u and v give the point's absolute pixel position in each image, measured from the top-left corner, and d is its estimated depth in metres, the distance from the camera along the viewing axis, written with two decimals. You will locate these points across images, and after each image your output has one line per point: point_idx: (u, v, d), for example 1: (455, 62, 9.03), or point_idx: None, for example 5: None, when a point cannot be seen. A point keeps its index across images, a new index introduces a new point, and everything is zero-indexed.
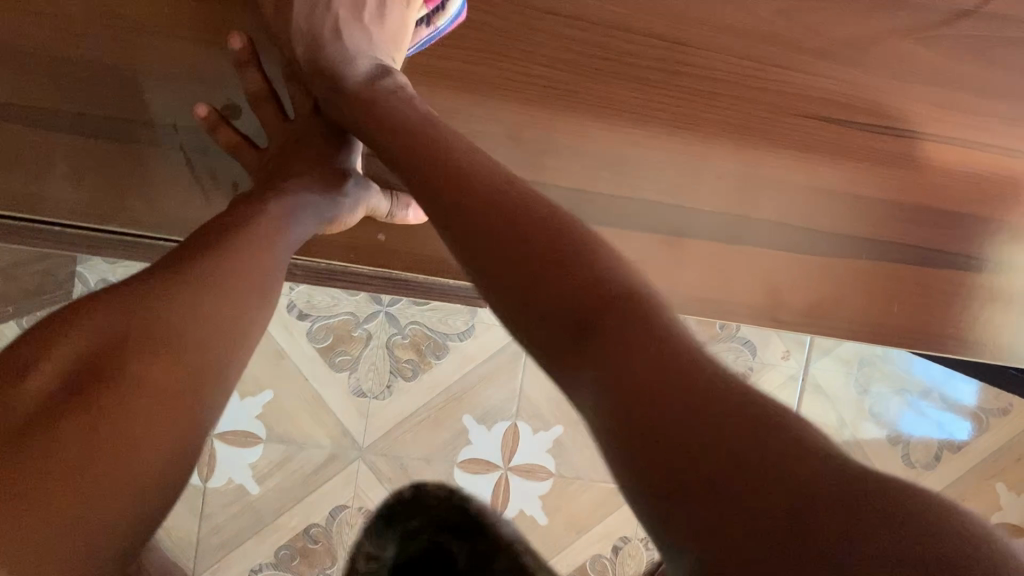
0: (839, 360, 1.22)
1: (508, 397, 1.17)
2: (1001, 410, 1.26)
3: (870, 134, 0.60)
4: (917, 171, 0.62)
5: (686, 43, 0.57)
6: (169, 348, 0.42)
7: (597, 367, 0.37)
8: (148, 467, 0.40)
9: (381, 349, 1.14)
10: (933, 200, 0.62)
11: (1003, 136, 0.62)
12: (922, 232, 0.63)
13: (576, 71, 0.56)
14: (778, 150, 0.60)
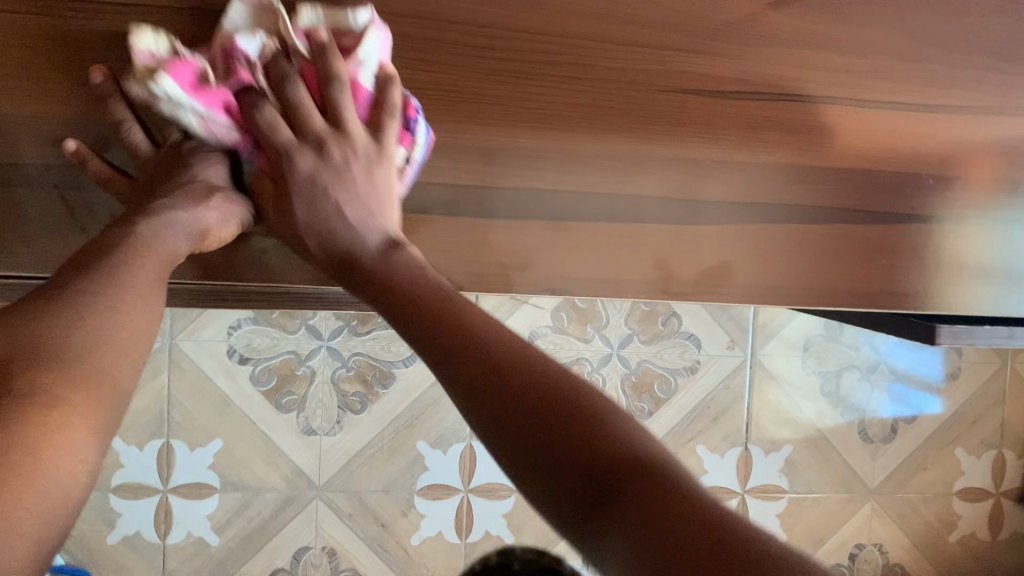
0: (783, 343, 1.22)
1: (461, 418, 1.16)
2: (950, 376, 1.26)
3: (740, 103, 0.62)
4: (792, 134, 0.63)
5: (548, 34, 0.58)
6: (58, 363, 0.40)
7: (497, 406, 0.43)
8: (65, 468, 0.36)
9: (327, 385, 1.13)
10: (816, 161, 0.64)
11: (867, 91, 0.64)
12: (807, 191, 0.64)
13: (444, 73, 0.57)
14: (650, 126, 0.61)
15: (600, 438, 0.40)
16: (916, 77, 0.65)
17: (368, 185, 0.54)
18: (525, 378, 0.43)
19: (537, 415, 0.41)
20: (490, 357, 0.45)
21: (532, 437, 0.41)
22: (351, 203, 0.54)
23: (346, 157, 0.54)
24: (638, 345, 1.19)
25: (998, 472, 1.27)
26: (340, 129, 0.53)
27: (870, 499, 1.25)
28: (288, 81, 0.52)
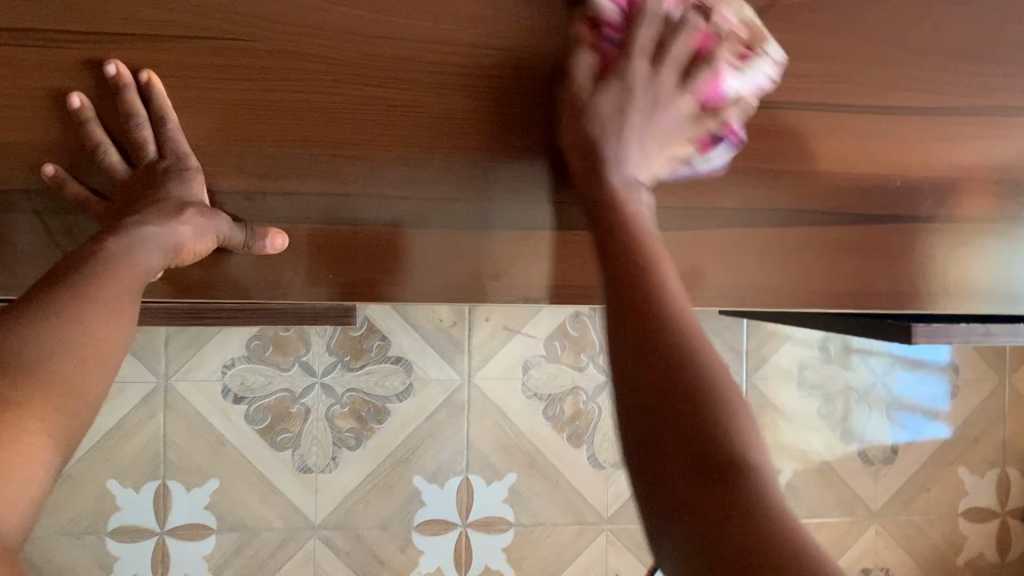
0: (778, 367, 1.22)
1: (457, 452, 1.16)
2: (948, 394, 1.25)
3: (709, 109, 0.61)
4: (768, 138, 0.63)
5: (514, 50, 0.58)
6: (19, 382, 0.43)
7: (655, 363, 0.45)
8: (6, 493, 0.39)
9: (322, 422, 1.13)
10: (795, 164, 0.63)
11: (844, 96, 0.63)
12: (781, 195, 0.64)
13: (413, 88, 0.57)
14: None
15: (717, 400, 0.44)
16: (891, 74, 0.63)
17: (614, 121, 0.56)
18: (675, 369, 0.44)
19: (677, 373, 0.44)
20: (666, 323, 0.47)
21: (665, 394, 0.44)
22: (611, 126, 0.56)
23: (649, 79, 0.57)
24: None
25: (1003, 491, 1.26)
26: (637, 56, 0.56)
27: (874, 522, 1.24)
28: (679, 3, 0.57)
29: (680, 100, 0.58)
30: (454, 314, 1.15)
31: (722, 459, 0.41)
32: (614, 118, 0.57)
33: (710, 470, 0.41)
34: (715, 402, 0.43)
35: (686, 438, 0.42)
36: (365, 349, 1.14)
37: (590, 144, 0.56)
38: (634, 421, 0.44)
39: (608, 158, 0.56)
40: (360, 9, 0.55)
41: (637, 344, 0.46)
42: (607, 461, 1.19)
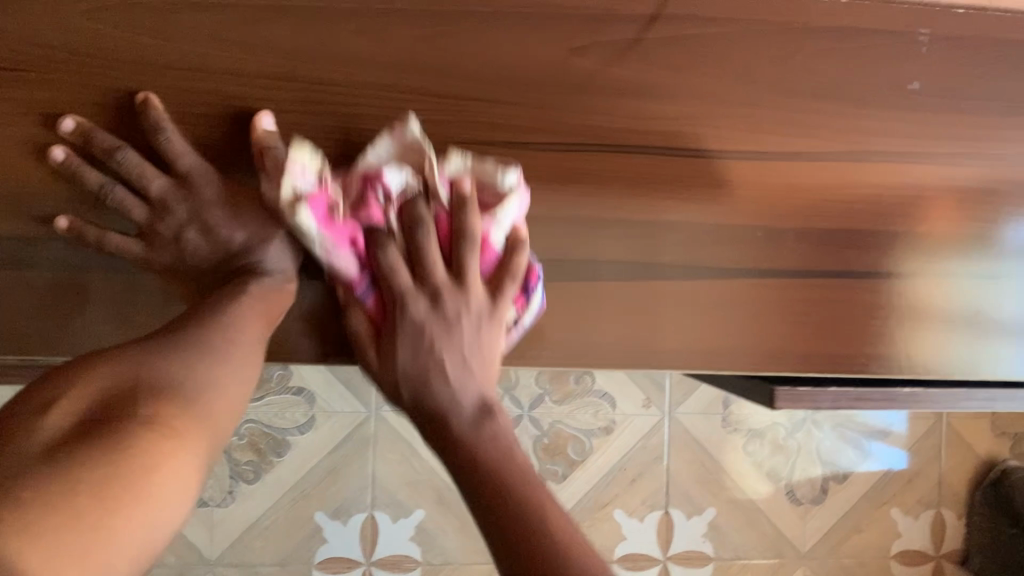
0: (702, 403, 1.17)
1: (361, 487, 1.10)
2: (882, 432, 1.20)
3: (540, 152, 0.59)
4: (605, 183, 0.61)
5: (330, 83, 0.54)
6: (181, 401, 0.46)
7: (491, 511, 0.48)
8: (174, 497, 0.41)
9: (219, 454, 1.08)
10: (638, 209, 0.62)
11: (688, 136, 0.61)
12: (628, 243, 0.62)
13: (182, 113, 0.53)
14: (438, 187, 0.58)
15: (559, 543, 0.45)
16: (749, 120, 0.61)
17: (473, 349, 0.56)
18: (508, 523, 0.47)
19: (517, 526, 0.46)
20: (506, 483, 0.49)
21: (506, 550, 0.46)
22: (454, 358, 0.55)
23: (460, 314, 0.56)
24: (549, 406, 1.14)
25: (937, 532, 1.21)
26: (454, 288, 0.56)
27: (802, 563, 1.19)
28: (400, 209, 0.56)
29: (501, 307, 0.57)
30: None
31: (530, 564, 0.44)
32: (428, 359, 0.55)
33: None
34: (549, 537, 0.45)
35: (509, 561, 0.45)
36: (266, 379, 1.08)
37: (420, 390, 0.55)
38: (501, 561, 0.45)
39: (450, 405, 0.54)
40: (150, 37, 0.51)
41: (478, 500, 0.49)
42: None
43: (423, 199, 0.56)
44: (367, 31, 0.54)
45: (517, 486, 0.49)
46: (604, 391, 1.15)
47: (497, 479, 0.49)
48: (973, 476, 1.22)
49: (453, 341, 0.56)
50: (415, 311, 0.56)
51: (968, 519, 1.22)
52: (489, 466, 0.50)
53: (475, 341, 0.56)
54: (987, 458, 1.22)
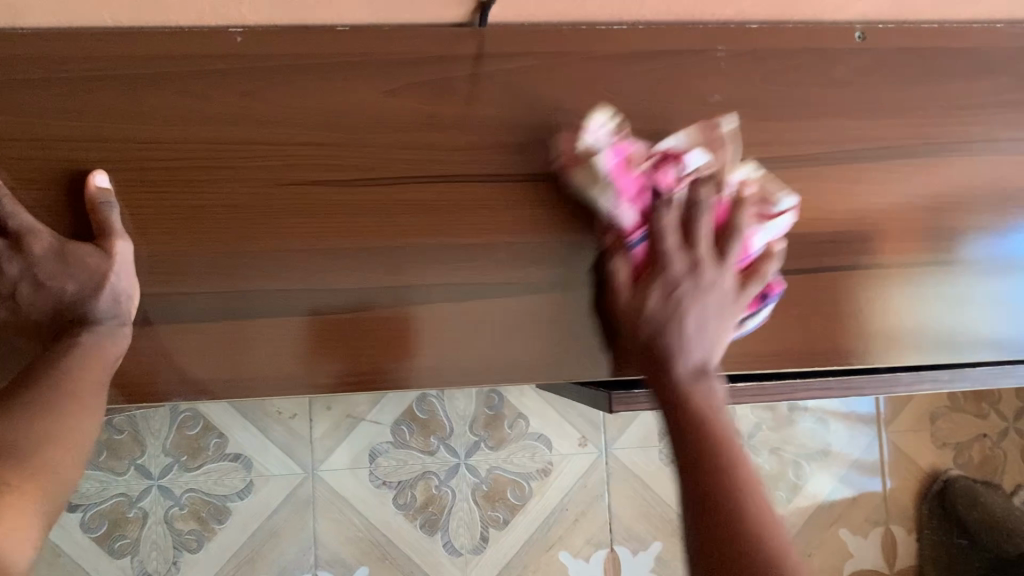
0: (638, 436, 1.19)
1: (303, 548, 1.12)
2: (821, 452, 1.20)
3: (390, 187, 0.62)
4: (445, 213, 0.63)
5: (166, 141, 0.59)
6: (15, 462, 0.48)
7: (715, 477, 0.49)
8: (22, 537, 0.44)
9: (161, 526, 1.10)
10: (484, 234, 0.63)
11: (520, 163, 0.64)
12: (478, 268, 0.63)
13: (27, 172, 0.58)
14: (303, 228, 0.61)
15: (735, 469, 0.50)
16: (579, 141, 0.65)
17: (693, 293, 0.59)
18: (710, 476, 0.49)
19: (703, 467, 0.50)
20: (686, 441, 0.52)
21: (701, 491, 0.49)
22: (699, 320, 0.58)
23: (691, 268, 0.59)
24: (486, 453, 1.16)
25: (890, 551, 1.20)
26: (673, 276, 0.59)
27: None
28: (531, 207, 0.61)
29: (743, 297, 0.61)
30: (295, 405, 1.13)
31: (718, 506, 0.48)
32: (675, 307, 0.58)
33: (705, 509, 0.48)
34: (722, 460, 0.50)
35: (699, 505, 0.48)
36: (204, 446, 1.11)
37: (660, 330, 0.58)
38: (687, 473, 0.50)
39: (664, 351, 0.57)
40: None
41: (690, 457, 0.51)
42: (465, 547, 1.15)
43: (710, 184, 0.60)
44: (198, 91, 0.59)
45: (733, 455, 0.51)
46: (540, 433, 1.17)
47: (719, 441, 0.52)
48: (919, 491, 1.22)
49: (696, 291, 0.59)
50: (686, 353, 0.57)
51: (919, 535, 1.21)
52: (699, 444, 0.52)
53: (712, 293, 0.59)
54: (931, 472, 1.22)
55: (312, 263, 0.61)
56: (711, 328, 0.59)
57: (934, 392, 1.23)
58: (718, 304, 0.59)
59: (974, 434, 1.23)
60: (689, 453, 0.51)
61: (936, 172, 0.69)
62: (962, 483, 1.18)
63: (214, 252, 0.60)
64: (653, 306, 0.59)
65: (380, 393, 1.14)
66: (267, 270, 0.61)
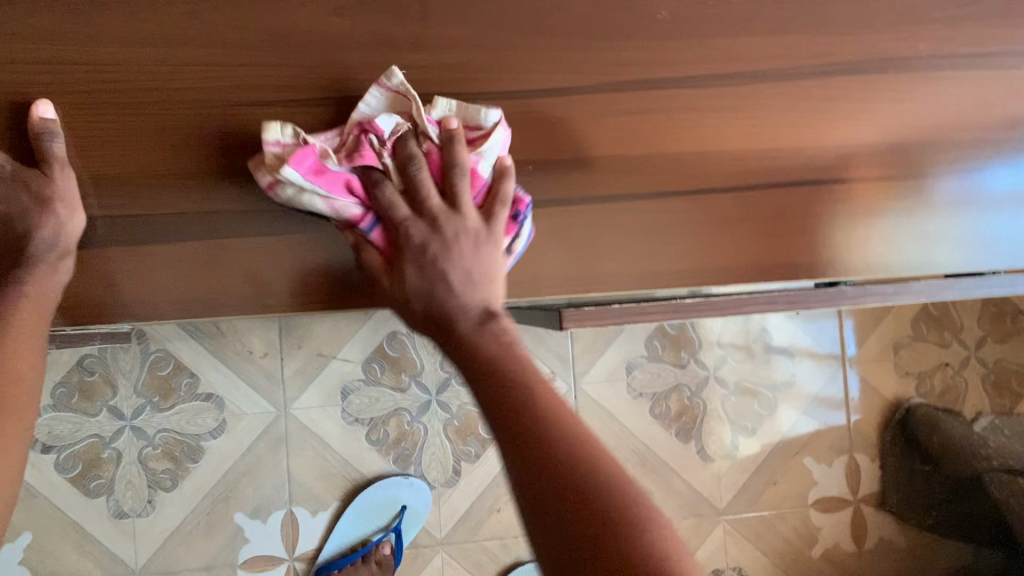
0: (607, 370, 1.20)
1: (278, 485, 1.13)
2: (786, 382, 1.23)
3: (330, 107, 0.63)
4: None
5: (109, 63, 0.59)
6: None
7: (564, 471, 0.47)
8: None
9: (135, 466, 1.11)
10: None
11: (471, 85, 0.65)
12: None
13: None
14: (270, 151, 0.62)
15: (606, 483, 0.47)
16: (527, 63, 0.66)
17: (440, 244, 0.59)
18: (552, 472, 0.47)
19: (536, 460, 0.48)
20: (534, 430, 0.50)
21: (550, 488, 0.47)
22: (454, 271, 0.58)
23: (431, 228, 0.59)
24: (457, 389, 1.18)
25: (853, 478, 1.23)
26: (449, 212, 0.59)
27: (721, 521, 1.21)
28: (393, 147, 0.61)
29: (496, 231, 0.61)
30: (265, 345, 1.14)
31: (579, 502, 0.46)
32: (430, 271, 0.58)
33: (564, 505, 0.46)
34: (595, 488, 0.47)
35: (556, 504, 0.46)
36: (175, 387, 1.12)
37: (430, 294, 0.58)
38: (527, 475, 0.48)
39: (453, 308, 0.58)
40: None
41: (528, 451, 0.49)
42: (438, 481, 1.16)
43: (409, 144, 0.60)
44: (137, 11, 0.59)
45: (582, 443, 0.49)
46: None
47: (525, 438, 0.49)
48: (882, 419, 1.24)
49: (460, 257, 0.59)
50: (463, 307, 0.58)
51: (882, 461, 1.24)
52: (540, 435, 0.49)
53: (478, 258, 0.59)
54: (894, 401, 1.25)
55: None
56: (472, 277, 0.59)
57: (897, 322, 1.25)
58: (482, 268, 0.59)
59: (936, 363, 1.25)
60: (511, 454, 0.49)
61: (871, 94, 0.72)
62: (923, 409, 1.20)
63: (182, 178, 0.61)
64: (409, 264, 0.59)
65: (351, 331, 1.15)
66: (235, 193, 0.62)
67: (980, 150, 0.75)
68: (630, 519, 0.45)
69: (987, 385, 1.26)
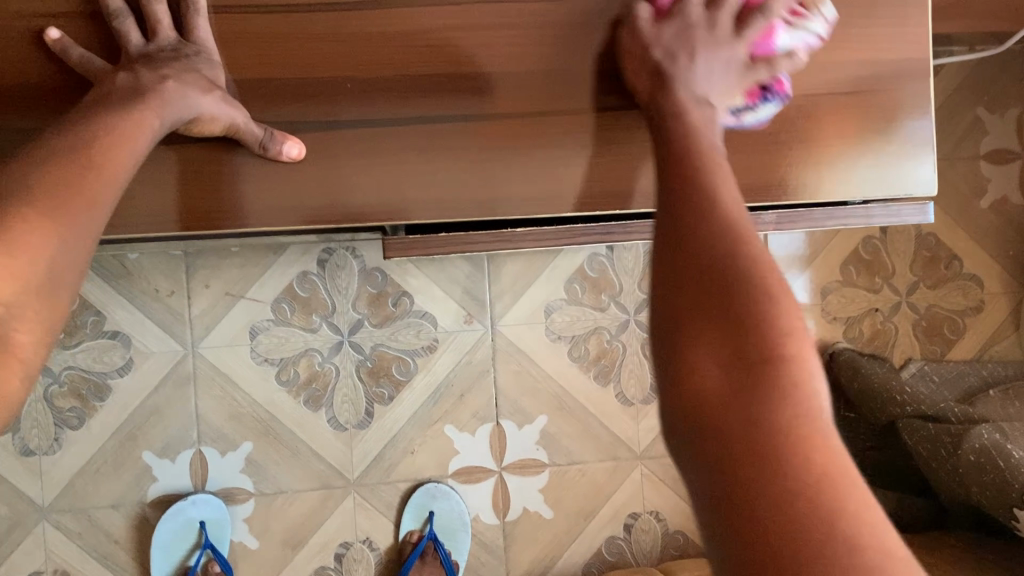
0: (526, 312, 1.18)
1: (186, 425, 1.12)
2: None
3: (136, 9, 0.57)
4: (236, 44, 0.63)
5: None
6: None
7: (767, 422, 0.37)
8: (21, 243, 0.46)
9: (40, 404, 1.10)
10: (278, 68, 0.64)
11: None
12: (265, 103, 0.64)
13: None
14: (39, 66, 0.57)
15: (812, 445, 0.36)
16: None
17: (700, 23, 0.63)
18: (768, 419, 0.37)
19: (762, 398, 0.38)
20: (750, 341, 0.40)
21: (742, 431, 0.37)
22: (699, 62, 0.62)
23: (703, 16, 0.63)
24: (370, 330, 1.15)
25: None
26: (704, 12, 0.63)
27: (640, 464, 1.20)
28: None
29: (741, 80, 0.63)
30: (170, 283, 1.12)
31: (790, 477, 0.35)
32: (680, 41, 0.63)
33: (767, 473, 0.35)
34: (799, 433, 0.37)
35: (745, 458, 0.36)
36: (79, 324, 1.10)
37: (663, 58, 0.62)
38: (720, 404, 0.39)
39: (674, 103, 0.60)
40: None
41: (728, 378, 0.40)
42: (350, 422, 1.15)
43: None
44: None
45: (802, 383, 0.39)
46: (425, 310, 1.16)
47: (745, 362, 0.40)
48: None
49: (695, 61, 0.62)
50: (679, 78, 0.61)
51: None
52: (758, 361, 0.39)
53: (706, 66, 0.62)
54: (820, 346, 1.22)
55: (49, 99, 0.57)
56: (706, 81, 0.62)
57: (826, 268, 1.22)
58: (700, 85, 0.62)
59: (866, 308, 1.23)
60: (700, 372, 0.41)
61: None
62: (846, 354, 1.17)
63: None
64: (673, 25, 0.63)
65: (260, 271, 1.13)
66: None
67: (876, 77, 0.68)
68: (850, 541, 0.33)
69: (918, 332, 1.23)
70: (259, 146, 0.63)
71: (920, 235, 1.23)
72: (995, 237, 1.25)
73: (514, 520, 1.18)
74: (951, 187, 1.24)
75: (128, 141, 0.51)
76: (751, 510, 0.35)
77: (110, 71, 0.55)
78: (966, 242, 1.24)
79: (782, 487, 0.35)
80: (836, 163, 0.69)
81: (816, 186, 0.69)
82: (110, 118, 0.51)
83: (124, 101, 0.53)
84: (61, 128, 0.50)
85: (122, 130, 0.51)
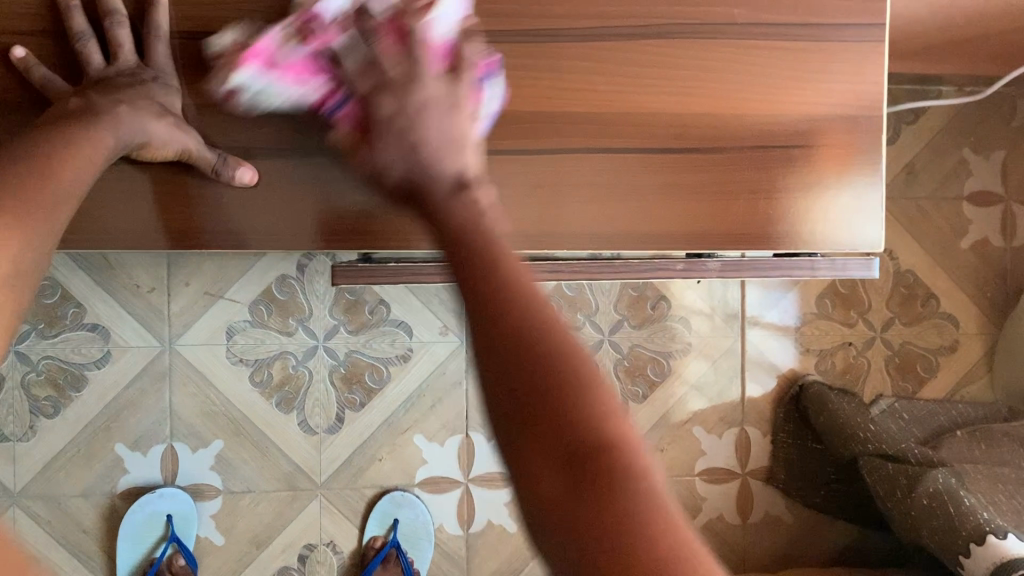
0: None
1: (159, 419, 1.14)
2: (682, 351, 1.21)
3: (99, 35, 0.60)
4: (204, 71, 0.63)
5: None
6: None
7: (578, 445, 0.36)
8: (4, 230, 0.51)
9: (19, 391, 1.12)
10: None
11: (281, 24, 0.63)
12: (223, 128, 0.63)
13: None
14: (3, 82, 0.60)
15: (625, 477, 0.35)
16: None
17: (413, 112, 0.56)
18: (584, 437, 0.37)
19: (571, 418, 0.37)
20: (558, 362, 0.39)
21: (565, 450, 0.36)
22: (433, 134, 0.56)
23: None
24: (345, 336, 1.17)
25: (742, 451, 1.22)
26: None
27: None
28: None
29: None
30: (151, 280, 1.13)
31: (607, 496, 0.35)
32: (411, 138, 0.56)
33: (583, 483, 0.35)
34: (617, 459, 0.36)
35: (572, 479, 0.36)
36: (59, 315, 1.12)
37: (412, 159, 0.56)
38: (530, 424, 0.38)
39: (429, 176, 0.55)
40: None
41: (535, 398, 0.38)
42: (321, 426, 1.17)
43: None
44: None
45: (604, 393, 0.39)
46: (401, 320, 1.17)
47: (556, 373, 0.39)
48: (778, 394, 1.23)
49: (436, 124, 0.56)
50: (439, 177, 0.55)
51: (774, 437, 1.23)
52: (548, 366, 0.39)
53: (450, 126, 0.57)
54: (792, 376, 1.23)
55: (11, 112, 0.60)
56: None
57: (803, 300, 1.23)
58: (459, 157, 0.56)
59: (840, 341, 1.23)
60: (503, 386, 0.39)
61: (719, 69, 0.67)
62: (815, 387, 1.18)
63: None
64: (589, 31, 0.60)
65: (241, 272, 1.14)
66: None
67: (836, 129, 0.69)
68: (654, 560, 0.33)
69: (891, 368, 1.24)
70: (211, 171, 0.62)
71: (897, 272, 1.24)
72: (974, 277, 1.25)
73: (477, 531, 1.19)
74: (933, 226, 1.25)
75: (85, 158, 0.55)
76: (580, 536, 0.34)
77: (70, 92, 0.59)
78: (943, 280, 1.25)
79: (604, 498, 0.35)
80: (797, 214, 0.69)
81: (772, 235, 0.69)
82: (70, 133, 0.55)
83: (83, 121, 0.56)
84: (23, 140, 0.54)
85: (77, 147, 0.55)
